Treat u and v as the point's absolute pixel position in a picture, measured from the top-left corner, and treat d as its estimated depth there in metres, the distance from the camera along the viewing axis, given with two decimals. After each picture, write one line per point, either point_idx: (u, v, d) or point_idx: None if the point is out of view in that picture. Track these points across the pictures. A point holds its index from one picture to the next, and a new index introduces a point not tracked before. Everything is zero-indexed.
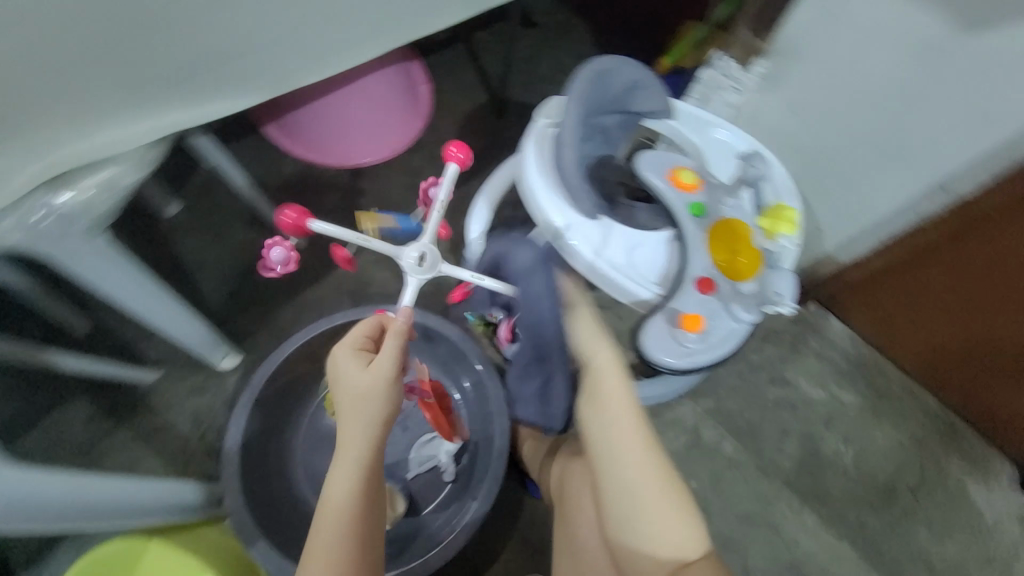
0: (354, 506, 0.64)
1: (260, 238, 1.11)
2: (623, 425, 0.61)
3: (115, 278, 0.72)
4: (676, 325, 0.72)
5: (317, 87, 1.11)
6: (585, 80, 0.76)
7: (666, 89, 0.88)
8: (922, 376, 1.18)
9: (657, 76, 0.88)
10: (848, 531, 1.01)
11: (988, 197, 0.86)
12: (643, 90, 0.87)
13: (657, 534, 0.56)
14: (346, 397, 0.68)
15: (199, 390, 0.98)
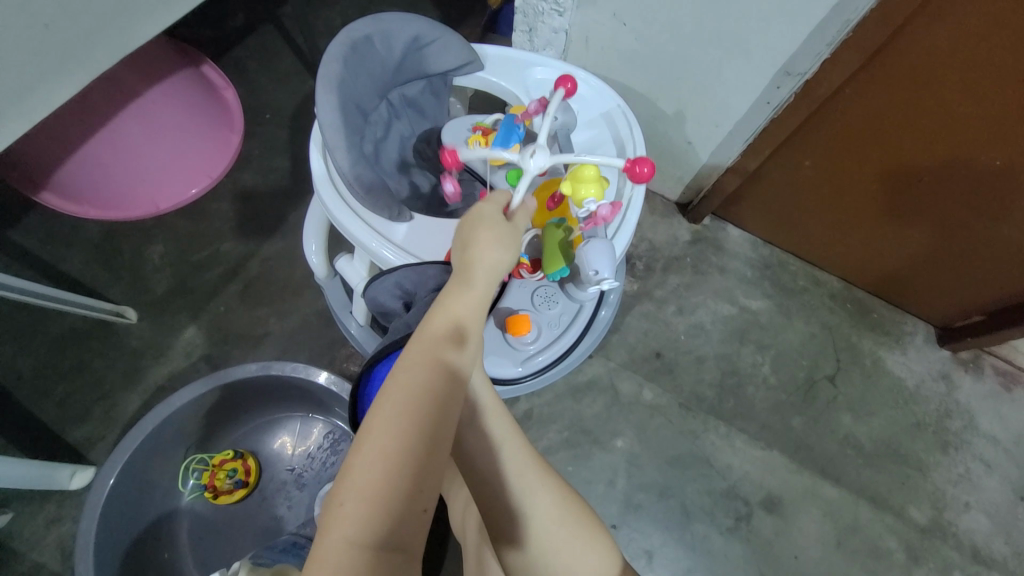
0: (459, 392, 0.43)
1: (83, 328, 0.96)
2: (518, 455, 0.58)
3: None
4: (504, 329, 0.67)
5: (77, 132, 0.95)
6: (339, 64, 0.64)
7: (460, 36, 0.74)
8: (822, 261, 1.17)
9: (444, 23, 0.73)
10: (777, 438, 1.02)
11: (831, 70, 0.79)
12: (432, 45, 0.73)
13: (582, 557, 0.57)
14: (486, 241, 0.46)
15: (62, 518, 0.86)
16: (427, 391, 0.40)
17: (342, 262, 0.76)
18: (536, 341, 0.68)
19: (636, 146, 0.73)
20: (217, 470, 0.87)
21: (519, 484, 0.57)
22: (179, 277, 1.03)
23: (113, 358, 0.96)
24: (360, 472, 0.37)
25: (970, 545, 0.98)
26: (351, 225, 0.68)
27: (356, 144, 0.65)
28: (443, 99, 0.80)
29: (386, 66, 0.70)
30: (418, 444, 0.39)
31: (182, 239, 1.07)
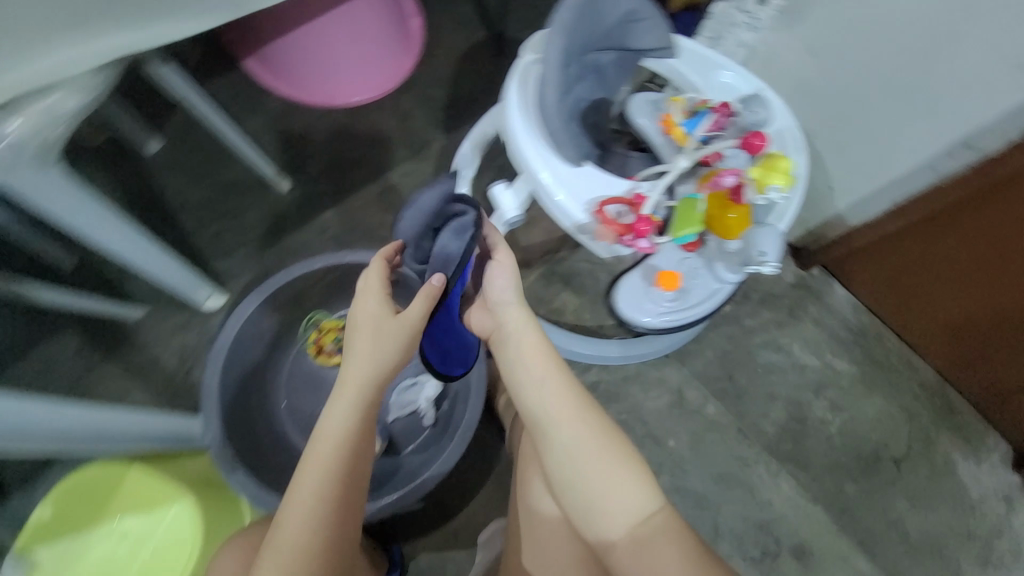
0: (355, 438, 0.60)
1: (246, 181, 1.10)
2: (551, 386, 0.64)
3: (93, 224, 0.71)
4: (648, 282, 0.70)
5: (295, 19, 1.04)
6: (573, 11, 0.71)
7: (668, 23, 0.80)
8: (921, 347, 1.14)
9: (659, 8, 0.79)
10: (824, 496, 1.01)
11: (1020, 154, 0.79)
12: (642, 22, 0.79)
13: (616, 488, 0.60)
14: (365, 338, 0.62)
15: (188, 328, 0.97)
16: (334, 454, 0.58)
17: (499, 188, 0.81)
18: (673, 302, 0.70)
19: None
20: (326, 332, 0.97)
21: (547, 415, 0.63)
22: (331, 165, 1.15)
23: (262, 213, 1.09)
24: (288, 524, 0.55)
25: None
26: (529, 154, 0.73)
27: (563, 85, 0.71)
28: (626, 75, 0.86)
29: (600, 27, 0.77)
30: (328, 494, 0.57)
31: (342, 134, 1.19)
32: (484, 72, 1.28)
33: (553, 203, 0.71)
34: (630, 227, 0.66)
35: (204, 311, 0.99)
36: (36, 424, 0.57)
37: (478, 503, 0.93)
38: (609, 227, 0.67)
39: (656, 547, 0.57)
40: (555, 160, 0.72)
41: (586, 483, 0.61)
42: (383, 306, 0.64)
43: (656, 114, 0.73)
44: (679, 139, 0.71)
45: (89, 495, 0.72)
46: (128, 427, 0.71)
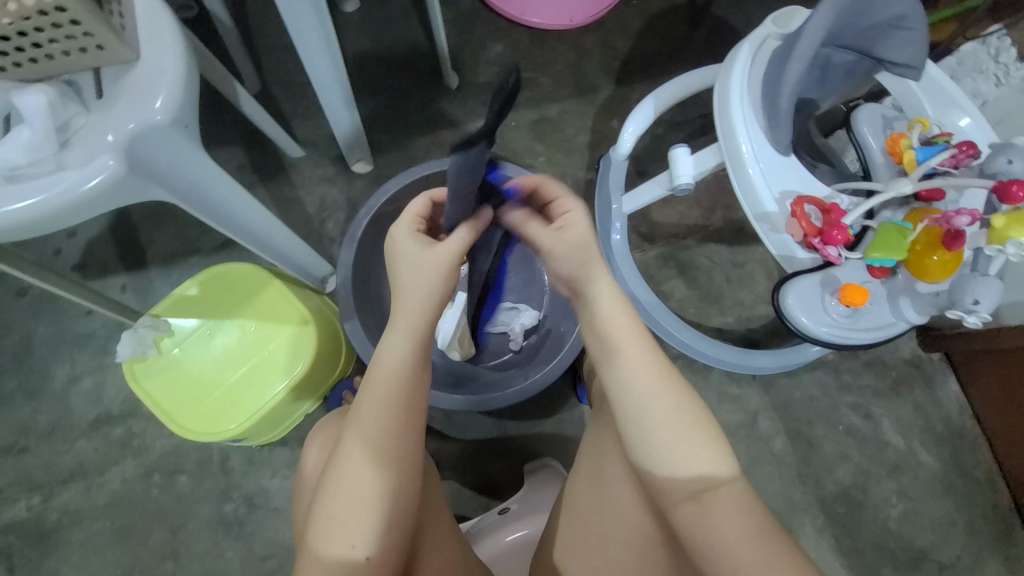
0: (402, 383, 0.56)
1: (420, 66, 1.13)
2: (627, 340, 0.57)
3: (317, 53, 0.74)
4: (829, 289, 0.65)
5: None
6: None
7: (927, 39, 0.71)
8: (1019, 478, 1.04)
9: (925, 19, 0.70)
10: (858, 568, 1.00)
11: None
12: (905, 32, 0.70)
13: (688, 455, 0.54)
14: (403, 277, 0.59)
15: (333, 181, 1.03)
16: (380, 404, 0.55)
17: (680, 151, 0.80)
18: (841, 318, 0.66)
19: None
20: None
21: (616, 369, 0.57)
22: (500, 78, 1.16)
23: (425, 101, 1.11)
24: (340, 470, 0.54)
25: None
26: (734, 128, 0.69)
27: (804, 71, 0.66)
28: (851, 83, 0.78)
29: (861, 22, 0.69)
30: (378, 443, 0.54)
31: (519, 53, 1.18)
32: (673, 36, 1.22)
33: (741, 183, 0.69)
34: (820, 231, 0.65)
35: (350, 172, 1.04)
36: (232, 212, 0.64)
37: (532, 439, 0.97)
38: (799, 226, 0.65)
39: (722, 512, 0.52)
40: (762, 141, 0.68)
41: (654, 437, 0.55)
42: (420, 239, 0.61)
43: (878, 130, 0.71)
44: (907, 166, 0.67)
45: (235, 286, 0.79)
46: (282, 249, 0.77)
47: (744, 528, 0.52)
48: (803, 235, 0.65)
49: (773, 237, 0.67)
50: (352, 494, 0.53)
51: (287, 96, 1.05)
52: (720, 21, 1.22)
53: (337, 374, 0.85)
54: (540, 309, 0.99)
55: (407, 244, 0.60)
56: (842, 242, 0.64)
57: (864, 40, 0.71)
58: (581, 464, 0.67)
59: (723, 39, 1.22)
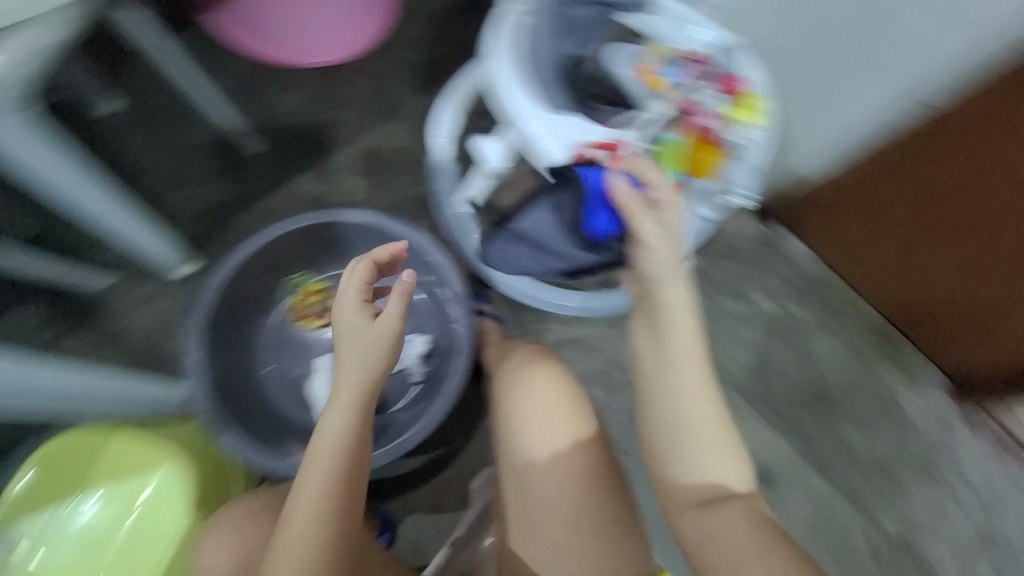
0: (342, 439, 0.63)
1: (213, 144, 1.07)
2: (695, 384, 0.64)
3: (57, 181, 0.67)
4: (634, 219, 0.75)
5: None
6: None
7: None
8: (869, 295, 1.23)
9: None
10: (784, 426, 1.12)
11: (960, 111, 0.83)
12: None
13: (714, 468, 0.62)
14: (347, 356, 0.66)
15: (165, 295, 0.96)
16: (331, 458, 0.62)
17: (480, 143, 0.85)
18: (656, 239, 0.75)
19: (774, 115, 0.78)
20: (309, 294, 0.97)
21: (691, 406, 0.63)
22: (303, 127, 1.12)
23: (232, 178, 1.06)
24: (292, 524, 0.59)
25: (927, 568, 1.08)
26: (510, 107, 0.76)
27: None
28: (604, 31, 0.84)
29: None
30: (326, 494, 0.60)
31: (311, 95, 1.14)
32: (458, 28, 1.24)
33: (535, 152, 0.76)
34: (610, 165, 0.72)
35: (180, 277, 0.97)
36: (43, 386, 0.60)
37: (467, 451, 1.00)
38: (588, 168, 0.73)
39: (707, 457, 0.63)
40: (538, 111, 0.75)
41: (693, 449, 0.62)
42: (365, 312, 0.68)
43: (632, 66, 0.79)
44: (656, 87, 0.78)
45: (69, 457, 0.73)
46: (122, 396, 0.73)
47: (745, 529, 0.59)
48: (597, 180, 0.72)
49: (575, 186, 0.75)
50: (298, 545, 0.58)
51: (77, 228, 0.97)
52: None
53: (232, 491, 0.81)
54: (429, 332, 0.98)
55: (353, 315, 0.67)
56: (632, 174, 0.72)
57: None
58: (506, 474, 0.72)
59: None
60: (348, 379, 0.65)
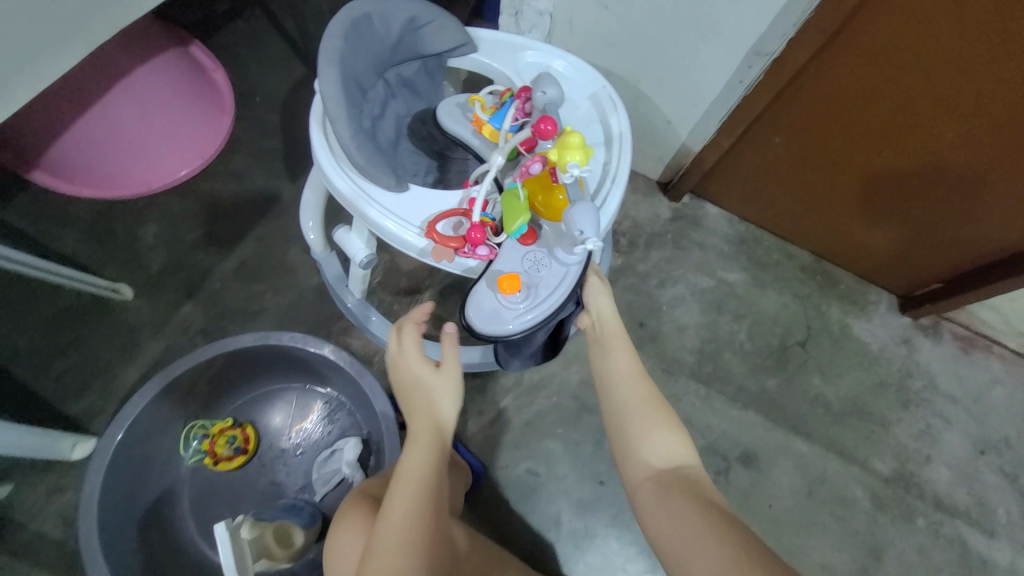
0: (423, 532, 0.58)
1: (81, 305, 0.99)
2: (630, 389, 0.69)
3: None
4: (495, 288, 0.65)
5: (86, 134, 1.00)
6: (340, 39, 0.68)
7: (456, 21, 0.77)
8: (795, 238, 1.24)
9: (440, 8, 0.77)
10: (751, 398, 1.09)
11: (796, 51, 0.85)
12: (428, 25, 0.76)
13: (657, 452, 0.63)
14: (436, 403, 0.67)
15: (63, 487, 0.88)
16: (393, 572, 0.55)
17: (342, 234, 0.79)
18: (525, 301, 0.65)
19: (621, 122, 0.78)
20: (217, 436, 0.89)
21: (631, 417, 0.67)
22: (173, 255, 1.05)
23: (110, 334, 0.98)
24: None
25: (934, 496, 1.05)
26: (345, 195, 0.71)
27: (356, 116, 0.68)
28: (437, 80, 0.83)
29: (384, 46, 0.74)
30: None
31: (173, 219, 1.08)
32: (311, 104, 1.20)
33: (383, 231, 0.71)
34: (465, 239, 0.66)
35: (76, 461, 0.89)
36: None
37: None
38: (444, 245, 0.68)
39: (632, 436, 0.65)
40: (373, 189, 0.71)
41: (635, 443, 0.64)
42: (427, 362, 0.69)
43: (464, 116, 0.75)
44: (492, 135, 0.72)
45: None
46: None
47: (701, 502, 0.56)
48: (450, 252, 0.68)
49: (441, 263, 0.70)
50: None
51: None
52: None
53: None
54: (361, 431, 0.92)
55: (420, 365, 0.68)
56: (484, 238, 0.65)
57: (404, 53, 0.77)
58: None
59: None
60: (444, 410, 0.68)
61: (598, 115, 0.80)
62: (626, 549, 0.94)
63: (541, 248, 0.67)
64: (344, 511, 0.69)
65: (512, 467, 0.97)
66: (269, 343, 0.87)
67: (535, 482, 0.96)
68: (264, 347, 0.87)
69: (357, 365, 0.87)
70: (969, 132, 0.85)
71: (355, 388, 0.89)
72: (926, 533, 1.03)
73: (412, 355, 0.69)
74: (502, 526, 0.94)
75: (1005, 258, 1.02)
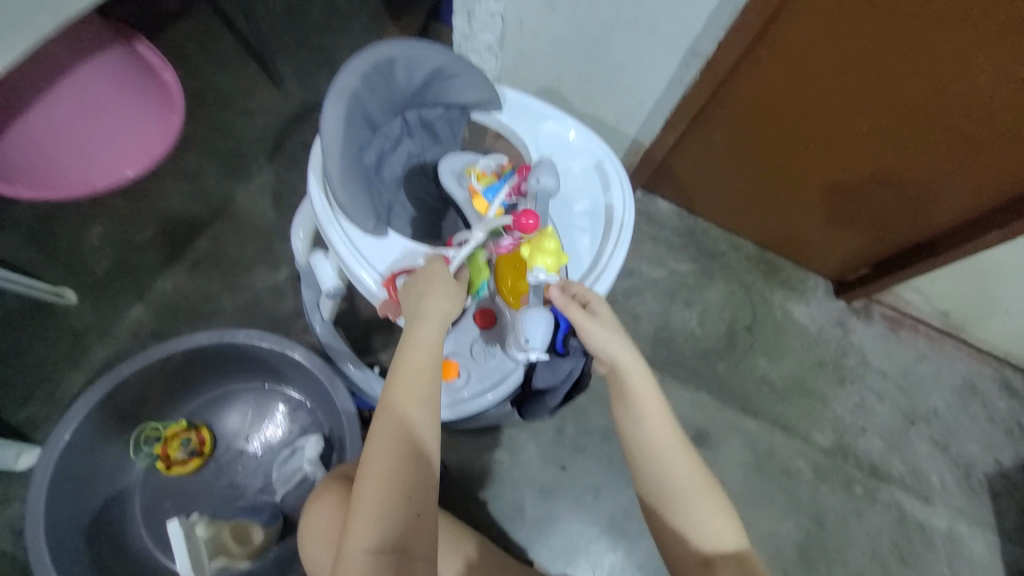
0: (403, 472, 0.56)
1: (20, 310, 0.95)
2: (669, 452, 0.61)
3: None
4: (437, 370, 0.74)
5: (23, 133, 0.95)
6: (356, 77, 0.69)
7: (487, 79, 0.78)
8: (740, 230, 1.32)
9: (470, 61, 0.77)
10: (703, 381, 1.15)
11: (728, 53, 0.91)
12: (456, 78, 0.77)
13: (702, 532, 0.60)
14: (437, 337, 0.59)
15: (2, 501, 0.84)
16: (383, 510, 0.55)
17: (318, 259, 0.82)
18: (466, 387, 0.75)
19: (626, 208, 0.82)
20: (170, 440, 0.88)
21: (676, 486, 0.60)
22: (122, 257, 1.02)
23: (53, 340, 0.95)
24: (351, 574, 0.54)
25: (869, 464, 1.14)
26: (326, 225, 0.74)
27: (352, 155, 0.70)
28: (457, 129, 0.83)
29: (404, 91, 0.75)
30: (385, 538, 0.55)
31: (122, 220, 1.05)
32: (265, 104, 1.19)
33: (352, 271, 0.74)
34: None
35: (17, 473, 0.85)
36: None
37: None
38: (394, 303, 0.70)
39: (681, 511, 0.60)
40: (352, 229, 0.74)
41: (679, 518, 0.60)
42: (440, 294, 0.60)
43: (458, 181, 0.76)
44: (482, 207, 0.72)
45: None
46: None
47: None
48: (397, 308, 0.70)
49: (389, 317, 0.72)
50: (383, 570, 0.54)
51: None
52: (297, 69, 1.24)
53: None
54: (323, 428, 0.92)
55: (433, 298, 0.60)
56: None
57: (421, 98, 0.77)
58: None
59: (310, 80, 1.23)
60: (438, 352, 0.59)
61: (603, 195, 0.84)
62: (589, 530, 0.97)
63: (485, 338, 0.76)
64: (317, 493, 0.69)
65: (477, 456, 0.99)
66: (226, 343, 0.85)
67: (500, 470, 0.98)
68: (219, 346, 0.85)
69: (317, 368, 0.86)
70: (885, 125, 0.93)
71: (316, 387, 0.89)
72: (863, 499, 1.11)
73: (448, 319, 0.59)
74: (468, 516, 0.95)
75: (921, 242, 1.13)
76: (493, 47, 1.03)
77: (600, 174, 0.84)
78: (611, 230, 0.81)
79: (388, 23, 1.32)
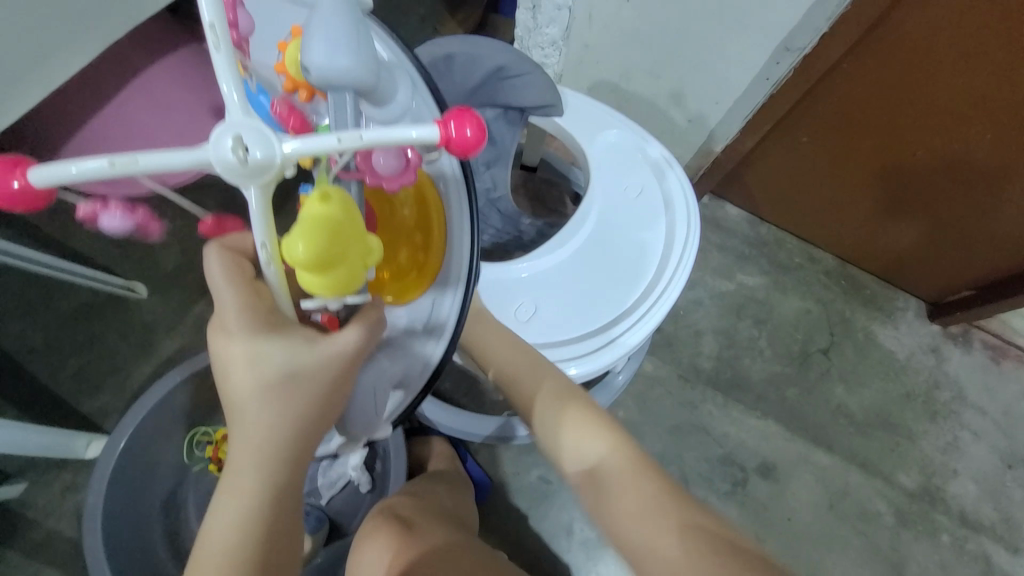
0: (260, 508, 0.41)
1: (95, 303, 1.00)
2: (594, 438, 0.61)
3: None
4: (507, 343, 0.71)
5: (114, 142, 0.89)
6: None
7: (547, 78, 0.72)
8: (818, 240, 1.19)
9: (534, 61, 0.72)
10: (770, 407, 1.06)
11: (829, 48, 0.81)
12: (517, 77, 0.72)
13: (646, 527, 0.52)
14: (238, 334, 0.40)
15: (76, 486, 0.90)
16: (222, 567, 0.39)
17: None
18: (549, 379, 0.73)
19: (687, 237, 0.74)
20: (221, 442, 0.90)
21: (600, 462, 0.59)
22: (185, 253, 1.05)
23: (123, 333, 0.99)
24: None
25: (961, 512, 1.01)
26: None
27: None
28: (516, 132, 0.78)
29: (460, 90, 0.72)
30: None
31: (185, 216, 1.07)
32: None
33: None
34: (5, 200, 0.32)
35: (90, 460, 0.90)
36: None
37: None
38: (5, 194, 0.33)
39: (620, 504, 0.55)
40: None
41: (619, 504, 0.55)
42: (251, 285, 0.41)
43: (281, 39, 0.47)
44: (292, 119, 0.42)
45: None
46: None
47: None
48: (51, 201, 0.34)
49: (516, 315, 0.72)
50: None
51: None
52: None
53: None
54: None
55: (236, 289, 0.41)
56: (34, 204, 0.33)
57: (480, 97, 0.74)
58: None
59: None
60: (254, 356, 0.40)
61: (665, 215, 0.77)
62: None
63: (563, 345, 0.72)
64: (363, 537, 0.67)
65: (523, 473, 0.95)
66: None
67: (546, 489, 0.95)
68: None
69: None
70: (1015, 134, 0.80)
71: None
72: (951, 550, 0.99)
73: (284, 394, 0.41)
74: (512, 533, 0.93)
75: None
76: (557, 42, 0.96)
77: (668, 190, 0.78)
78: (664, 270, 0.74)
79: (446, 15, 1.27)
